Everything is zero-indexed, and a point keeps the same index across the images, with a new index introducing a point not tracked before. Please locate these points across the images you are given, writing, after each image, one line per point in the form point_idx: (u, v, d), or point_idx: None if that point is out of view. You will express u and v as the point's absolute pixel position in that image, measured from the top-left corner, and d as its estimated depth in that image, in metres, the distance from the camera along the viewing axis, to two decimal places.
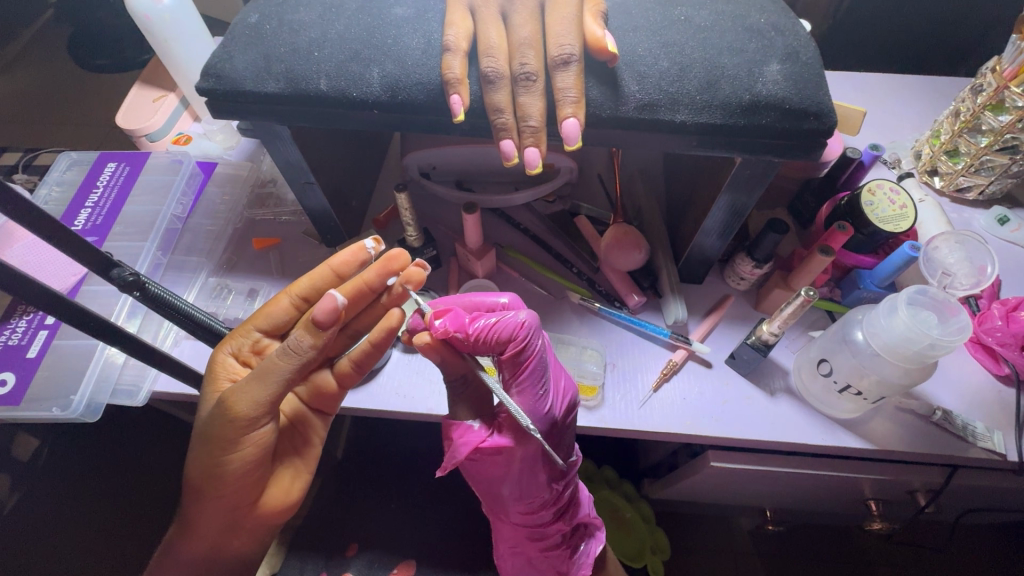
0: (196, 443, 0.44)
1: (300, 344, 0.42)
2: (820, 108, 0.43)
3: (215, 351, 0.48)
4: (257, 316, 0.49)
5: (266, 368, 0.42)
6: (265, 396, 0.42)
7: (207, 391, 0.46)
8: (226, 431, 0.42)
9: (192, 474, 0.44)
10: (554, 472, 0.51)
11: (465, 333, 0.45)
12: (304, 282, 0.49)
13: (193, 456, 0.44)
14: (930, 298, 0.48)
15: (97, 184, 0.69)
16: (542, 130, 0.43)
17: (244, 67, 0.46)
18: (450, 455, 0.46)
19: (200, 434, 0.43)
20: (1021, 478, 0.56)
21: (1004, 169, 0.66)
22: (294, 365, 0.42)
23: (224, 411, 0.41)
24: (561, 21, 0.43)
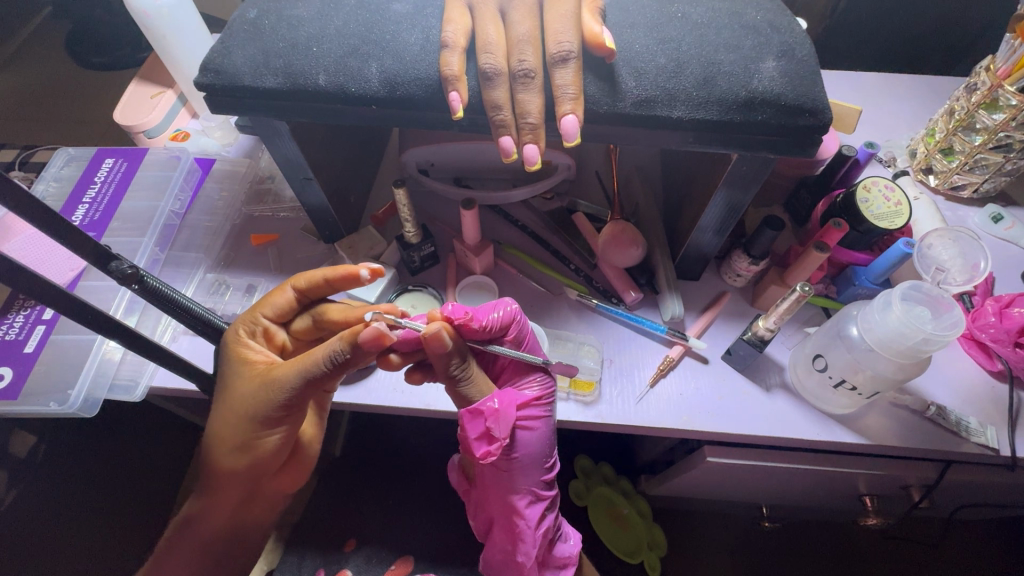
0: (230, 416, 0.46)
1: (343, 354, 0.43)
2: (816, 104, 0.43)
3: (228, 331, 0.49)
4: (261, 304, 0.50)
5: (306, 364, 0.44)
6: (307, 386, 0.44)
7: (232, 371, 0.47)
8: (271, 410, 0.44)
9: (220, 442, 0.46)
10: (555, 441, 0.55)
11: (479, 322, 0.48)
12: (302, 277, 0.50)
13: (224, 426, 0.46)
14: (923, 293, 0.49)
15: (94, 180, 0.69)
16: (540, 126, 0.43)
17: (243, 62, 0.46)
18: (504, 421, 0.46)
19: (238, 409, 0.45)
20: (1013, 473, 0.56)
21: (998, 167, 0.66)
22: (333, 368, 0.43)
23: (270, 392, 0.44)
24: (559, 18, 0.44)
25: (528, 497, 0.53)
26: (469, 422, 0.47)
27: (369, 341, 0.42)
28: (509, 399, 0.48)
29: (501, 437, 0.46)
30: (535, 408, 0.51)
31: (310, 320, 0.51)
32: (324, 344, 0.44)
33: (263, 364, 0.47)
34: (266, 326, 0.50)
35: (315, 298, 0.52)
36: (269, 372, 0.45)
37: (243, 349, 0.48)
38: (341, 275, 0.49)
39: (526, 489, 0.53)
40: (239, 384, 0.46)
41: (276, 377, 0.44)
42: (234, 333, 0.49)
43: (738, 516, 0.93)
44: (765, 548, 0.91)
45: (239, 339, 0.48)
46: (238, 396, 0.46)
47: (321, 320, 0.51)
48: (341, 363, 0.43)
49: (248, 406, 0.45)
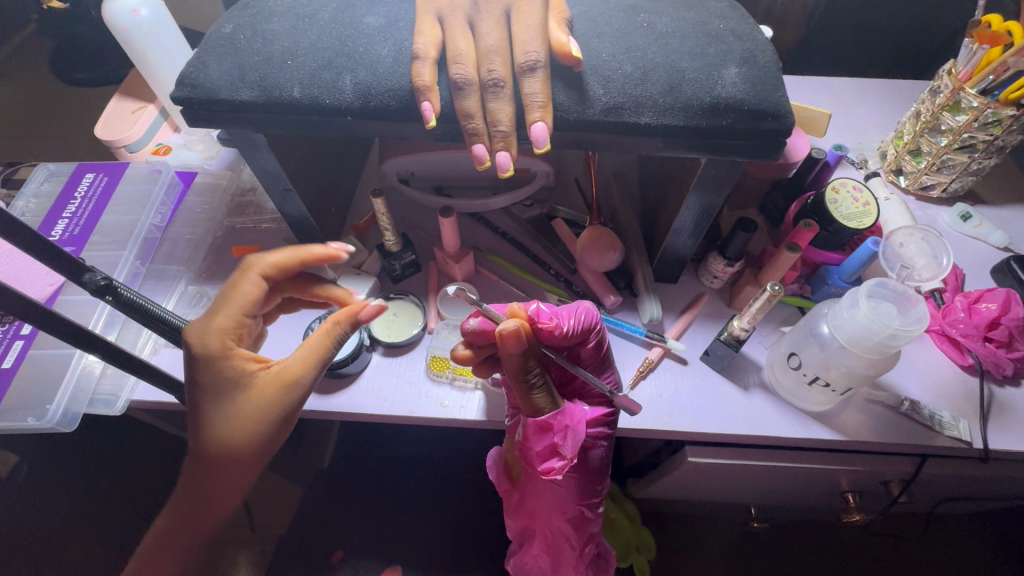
0: (240, 435, 0.42)
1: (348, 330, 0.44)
2: (778, 109, 0.44)
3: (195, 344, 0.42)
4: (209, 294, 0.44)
5: (314, 349, 0.44)
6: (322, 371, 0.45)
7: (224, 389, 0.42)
8: (297, 411, 0.44)
9: (226, 463, 0.42)
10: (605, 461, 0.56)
11: (562, 330, 0.49)
12: (269, 257, 0.45)
13: (236, 444, 0.42)
14: (890, 290, 0.49)
15: (75, 195, 0.69)
16: (512, 134, 0.44)
17: (218, 76, 0.47)
18: (572, 439, 0.48)
19: (247, 425, 0.42)
20: (985, 465, 0.58)
21: (964, 167, 0.68)
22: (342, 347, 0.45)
23: (288, 394, 0.43)
24: (527, 28, 0.45)
25: (576, 514, 0.55)
26: (538, 434, 0.49)
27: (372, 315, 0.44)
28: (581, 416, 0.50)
29: (569, 455, 0.48)
30: (596, 428, 0.53)
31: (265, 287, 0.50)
32: (320, 329, 0.44)
33: (259, 370, 0.43)
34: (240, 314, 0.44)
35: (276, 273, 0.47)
36: (278, 373, 0.43)
37: (228, 361, 0.42)
38: (320, 256, 0.47)
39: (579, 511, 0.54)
40: (241, 397, 0.42)
41: (296, 373, 0.43)
42: (214, 347, 0.42)
43: (727, 518, 0.93)
44: (753, 548, 0.92)
45: (222, 351, 0.42)
46: (244, 413, 0.42)
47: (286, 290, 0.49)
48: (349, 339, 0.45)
49: (265, 415, 0.42)
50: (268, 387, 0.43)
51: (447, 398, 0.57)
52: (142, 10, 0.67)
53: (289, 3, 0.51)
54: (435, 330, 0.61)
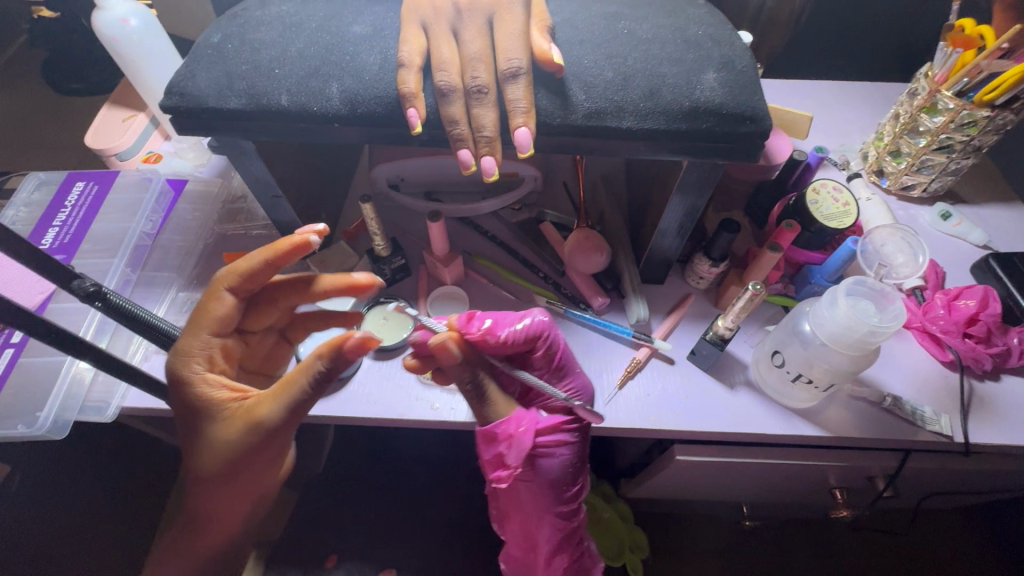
0: (211, 463, 0.44)
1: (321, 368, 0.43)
2: (755, 112, 0.45)
3: (173, 368, 0.45)
4: (201, 317, 0.47)
5: (286, 386, 0.43)
6: (288, 409, 0.43)
7: (201, 414, 0.44)
8: (264, 448, 0.43)
9: (213, 488, 0.44)
10: (580, 468, 0.56)
11: (497, 335, 0.52)
12: (237, 267, 0.48)
13: (207, 470, 0.44)
14: (868, 288, 0.50)
15: (65, 203, 0.69)
16: (496, 139, 0.45)
17: (207, 85, 0.48)
18: (518, 449, 0.50)
19: (223, 456, 0.43)
20: (968, 459, 0.59)
21: (942, 167, 0.70)
22: (316, 386, 0.43)
23: (254, 432, 0.43)
24: (509, 36, 0.46)
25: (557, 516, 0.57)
26: (486, 444, 0.51)
27: (354, 348, 0.42)
28: (534, 421, 0.52)
29: (514, 463, 0.50)
30: (558, 435, 0.55)
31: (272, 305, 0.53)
32: (302, 368, 0.43)
33: (235, 401, 0.45)
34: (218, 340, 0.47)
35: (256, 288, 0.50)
36: (247, 408, 0.43)
37: (208, 390, 0.45)
38: (288, 245, 0.48)
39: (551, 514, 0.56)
40: (218, 429, 0.44)
41: (260, 410, 0.43)
42: (187, 377, 0.45)
43: (720, 517, 0.94)
44: (746, 547, 0.93)
45: (196, 381, 0.45)
46: (220, 445, 0.43)
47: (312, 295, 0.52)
48: (326, 377, 0.43)
49: (233, 451, 0.43)
50: (235, 420, 0.43)
51: (438, 400, 0.58)
52: (131, 20, 0.67)
53: (277, 13, 0.52)
54: None
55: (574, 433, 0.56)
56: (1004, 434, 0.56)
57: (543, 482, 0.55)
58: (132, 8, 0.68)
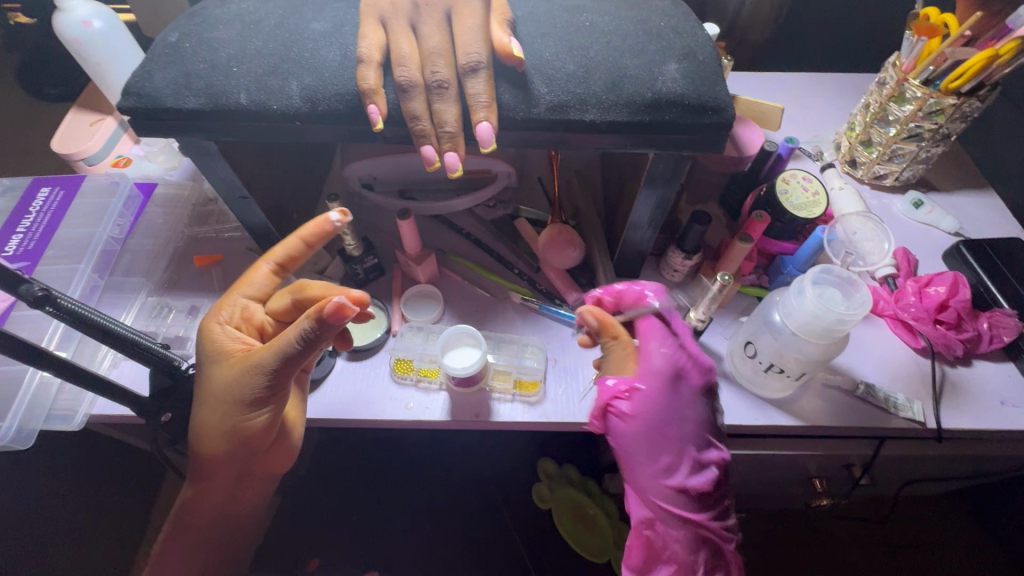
0: (210, 407, 0.47)
1: (309, 331, 0.43)
2: (717, 102, 0.45)
3: (206, 319, 0.51)
4: (239, 284, 0.52)
5: (279, 343, 0.45)
6: (277, 362, 0.45)
7: (210, 361, 0.48)
8: (256, 396, 0.46)
9: (206, 433, 0.47)
10: (667, 435, 0.48)
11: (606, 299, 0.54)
12: (275, 248, 0.53)
13: (207, 419, 0.47)
14: (836, 276, 0.51)
15: (30, 209, 0.68)
16: (459, 134, 0.45)
17: (164, 85, 0.47)
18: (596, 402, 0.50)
19: (220, 398, 0.46)
20: (942, 444, 0.59)
21: (913, 156, 0.70)
22: (304, 345, 0.44)
23: (247, 375, 0.46)
24: (468, 30, 0.46)
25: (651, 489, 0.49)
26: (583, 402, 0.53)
27: (332, 314, 0.42)
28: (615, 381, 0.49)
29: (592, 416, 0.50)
30: (688, 389, 0.50)
31: (286, 300, 0.52)
32: (292, 326, 0.44)
33: (242, 350, 0.48)
34: (245, 303, 0.52)
35: (291, 267, 0.54)
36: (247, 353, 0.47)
37: (220, 338, 0.49)
38: (313, 226, 0.52)
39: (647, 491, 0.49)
40: (218, 370, 0.47)
41: (255, 360, 0.45)
42: (208, 322, 0.50)
43: None
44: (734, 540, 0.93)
45: (213, 329, 0.50)
46: (218, 387, 0.46)
47: (301, 297, 0.51)
48: (312, 339, 0.44)
49: (227, 391, 0.46)
50: (235, 367, 0.46)
51: (412, 400, 0.57)
52: (94, 22, 0.66)
53: (236, 10, 0.51)
54: (400, 332, 0.61)
55: (654, 390, 0.48)
56: (976, 419, 0.56)
57: (637, 452, 0.48)
58: (95, 9, 0.66)
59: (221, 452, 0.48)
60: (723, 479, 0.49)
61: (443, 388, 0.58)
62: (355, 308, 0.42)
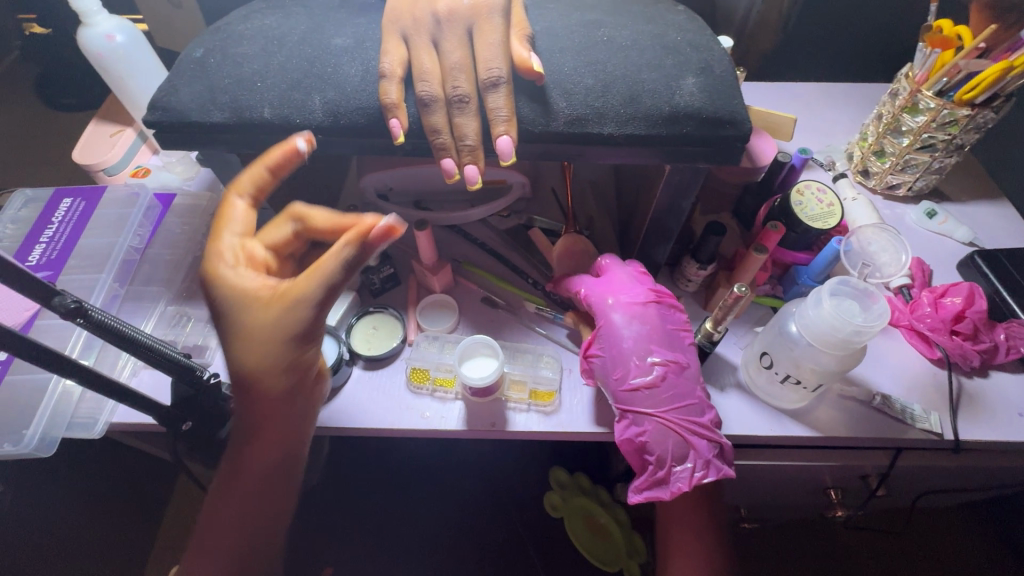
0: (253, 347, 0.43)
1: (352, 255, 0.41)
2: (735, 116, 0.46)
3: (206, 267, 0.45)
4: (219, 222, 0.46)
5: (319, 269, 0.42)
6: (321, 292, 0.42)
7: (232, 306, 0.43)
8: (300, 330, 0.43)
9: (257, 373, 0.44)
10: (620, 353, 0.53)
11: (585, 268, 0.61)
12: (244, 181, 0.46)
13: (254, 362, 0.44)
14: (852, 288, 0.51)
15: (52, 219, 0.69)
16: (478, 147, 0.46)
17: (190, 99, 0.48)
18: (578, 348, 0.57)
19: (260, 338, 0.43)
20: (959, 456, 0.59)
21: (926, 166, 0.70)
22: (349, 269, 0.42)
23: (287, 311, 0.42)
24: (488, 46, 0.46)
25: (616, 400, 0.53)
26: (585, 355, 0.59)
27: (379, 237, 0.40)
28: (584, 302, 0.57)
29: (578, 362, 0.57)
30: (636, 315, 0.54)
31: (287, 228, 0.48)
32: (330, 252, 0.41)
33: (263, 288, 0.44)
34: (240, 243, 0.46)
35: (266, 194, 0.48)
36: (278, 290, 0.43)
37: (232, 280, 0.44)
38: (279, 154, 0.46)
39: (617, 394, 0.52)
40: (248, 314, 0.43)
41: (295, 293, 0.42)
42: (213, 270, 0.44)
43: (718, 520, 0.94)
44: (747, 551, 0.92)
45: (220, 274, 0.44)
46: (257, 330, 0.43)
47: (305, 226, 0.47)
48: (356, 261, 0.41)
49: (267, 331, 0.43)
50: (267, 305, 0.43)
51: (428, 409, 0.57)
52: (117, 36, 0.67)
53: (259, 26, 0.52)
54: (415, 341, 0.62)
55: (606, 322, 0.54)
56: (993, 431, 0.56)
57: (604, 358, 0.53)
58: (118, 24, 0.67)
59: (267, 399, 0.46)
60: (677, 381, 0.51)
61: (458, 397, 0.58)
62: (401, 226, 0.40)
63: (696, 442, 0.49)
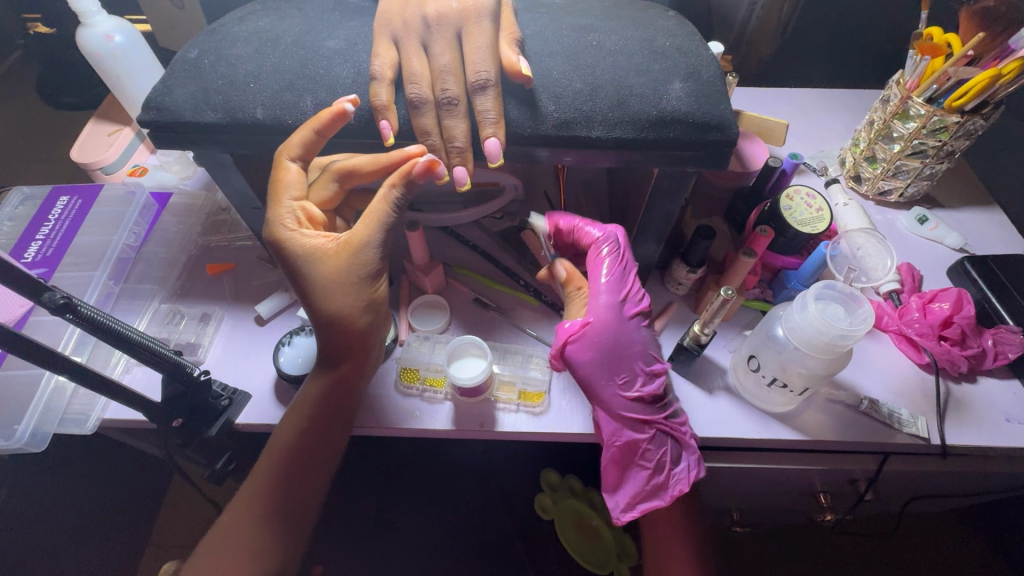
0: (335, 292, 0.50)
1: (398, 198, 0.48)
2: (721, 121, 0.46)
3: (280, 233, 0.50)
4: (279, 187, 0.50)
5: (375, 214, 0.49)
6: (383, 236, 0.50)
7: (314, 263, 0.50)
8: (369, 272, 0.50)
9: (340, 318, 0.50)
10: (617, 359, 0.53)
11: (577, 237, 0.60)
12: (295, 143, 0.47)
13: (337, 308, 0.50)
14: (838, 292, 0.51)
15: (49, 217, 0.70)
16: (468, 149, 0.47)
17: (184, 99, 0.49)
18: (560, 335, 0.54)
19: (339, 285, 0.50)
20: (946, 461, 0.59)
21: (918, 172, 0.71)
22: (400, 211, 0.49)
23: (357, 253, 0.50)
24: (477, 50, 0.47)
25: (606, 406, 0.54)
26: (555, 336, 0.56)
27: (422, 173, 0.46)
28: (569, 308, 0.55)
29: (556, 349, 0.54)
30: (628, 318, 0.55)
31: (331, 183, 0.53)
32: (379, 196, 0.49)
33: (331, 244, 0.50)
34: (298, 205, 0.51)
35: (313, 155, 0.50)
36: (346, 239, 0.50)
37: (307, 240, 0.50)
38: (328, 116, 0.45)
39: (606, 413, 0.53)
40: (325, 265, 0.50)
41: (361, 241, 0.49)
42: (283, 234, 0.50)
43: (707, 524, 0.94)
44: (736, 556, 0.92)
45: (295, 236, 0.50)
46: (334, 277, 0.50)
47: (352, 176, 0.52)
48: (403, 201, 0.49)
49: (347, 274, 0.49)
50: (336, 256, 0.50)
51: (417, 408, 0.58)
52: (115, 36, 0.68)
53: (254, 29, 0.53)
54: (407, 341, 0.62)
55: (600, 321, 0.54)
56: (980, 436, 0.56)
57: (594, 376, 0.53)
58: (117, 24, 0.68)
59: (342, 346, 0.51)
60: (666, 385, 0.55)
61: (447, 397, 0.58)
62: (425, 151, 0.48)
63: (687, 442, 0.53)
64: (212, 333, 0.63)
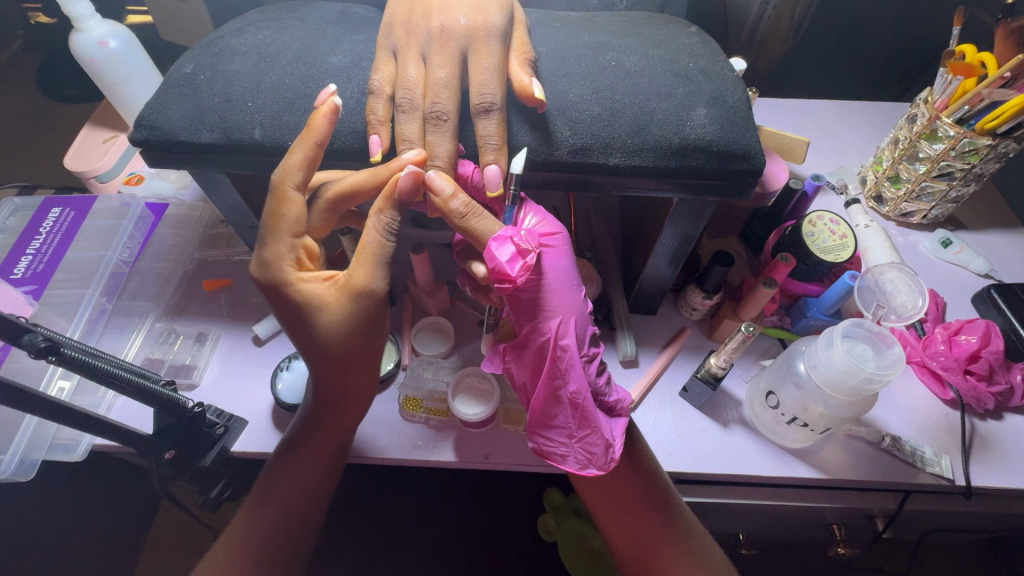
0: (328, 336, 0.43)
1: (393, 222, 0.42)
2: (748, 150, 0.44)
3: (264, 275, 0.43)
4: (275, 221, 0.42)
5: (372, 250, 0.42)
6: (382, 273, 0.42)
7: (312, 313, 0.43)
8: (372, 313, 0.43)
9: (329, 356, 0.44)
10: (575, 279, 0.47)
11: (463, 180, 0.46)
12: (295, 164, 0.41)
13: (333, 349, 0.44)
14: (866, 330, 0.49)
15: (40, 229, 0.67)
16: (448, 169, 0.44)
17: (178, 118, 0.46)
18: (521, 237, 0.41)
19: (337, 328, 0.43)
20: (972, 502, 0.56)
21: (943, 196, 0.68)
22: (395, 240, 0.43)
23: (358, 296, 0.42)
24: (484, 72, 0.45)
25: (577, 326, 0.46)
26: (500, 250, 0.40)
27: (408, 188, 0.41)
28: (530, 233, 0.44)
29: (523, 254, 0.41)
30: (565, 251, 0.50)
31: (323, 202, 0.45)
32: (371, 225, 0.42)
33: (328, 285, 0.43)
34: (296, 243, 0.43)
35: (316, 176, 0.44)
36: (343, 281, 0.43)
37: (301, 284, 0.43)
38: (323, 120, 0.41)
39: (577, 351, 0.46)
40: (323, 311, 0.43)
41: (358, 282, 0.42)
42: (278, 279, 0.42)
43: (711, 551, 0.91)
44: None
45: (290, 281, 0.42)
46: (331, 321, 0.43)
47: (348, 196, 0.44)
48: (397, 226, 0.42)
49: (348, 322, 0.43)
50: (331, 297, 0.43)
51: (420, 438, 0.55)
52: (110, 42, 0.65)
53: (253, 41, 0.50)
54: (409, 366, 0.60)
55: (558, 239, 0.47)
56: (1009, 478, 0.54)
57: (563, 309, 0.45)
58: (112, 29, 0.65)
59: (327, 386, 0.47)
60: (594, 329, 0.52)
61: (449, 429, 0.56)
62: (426, 159, 0.44)
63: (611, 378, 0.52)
64: (208, 354, 0.61)
